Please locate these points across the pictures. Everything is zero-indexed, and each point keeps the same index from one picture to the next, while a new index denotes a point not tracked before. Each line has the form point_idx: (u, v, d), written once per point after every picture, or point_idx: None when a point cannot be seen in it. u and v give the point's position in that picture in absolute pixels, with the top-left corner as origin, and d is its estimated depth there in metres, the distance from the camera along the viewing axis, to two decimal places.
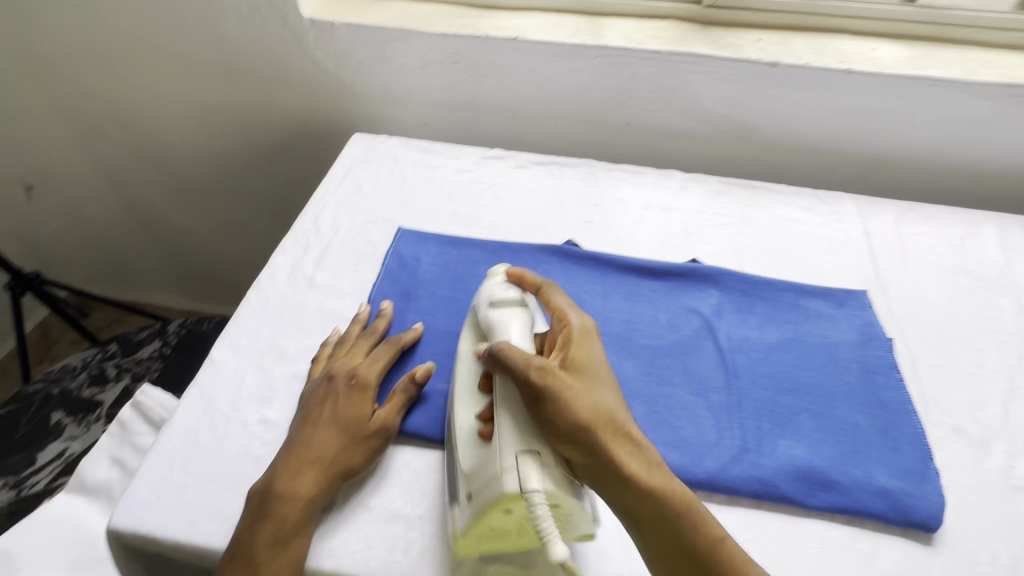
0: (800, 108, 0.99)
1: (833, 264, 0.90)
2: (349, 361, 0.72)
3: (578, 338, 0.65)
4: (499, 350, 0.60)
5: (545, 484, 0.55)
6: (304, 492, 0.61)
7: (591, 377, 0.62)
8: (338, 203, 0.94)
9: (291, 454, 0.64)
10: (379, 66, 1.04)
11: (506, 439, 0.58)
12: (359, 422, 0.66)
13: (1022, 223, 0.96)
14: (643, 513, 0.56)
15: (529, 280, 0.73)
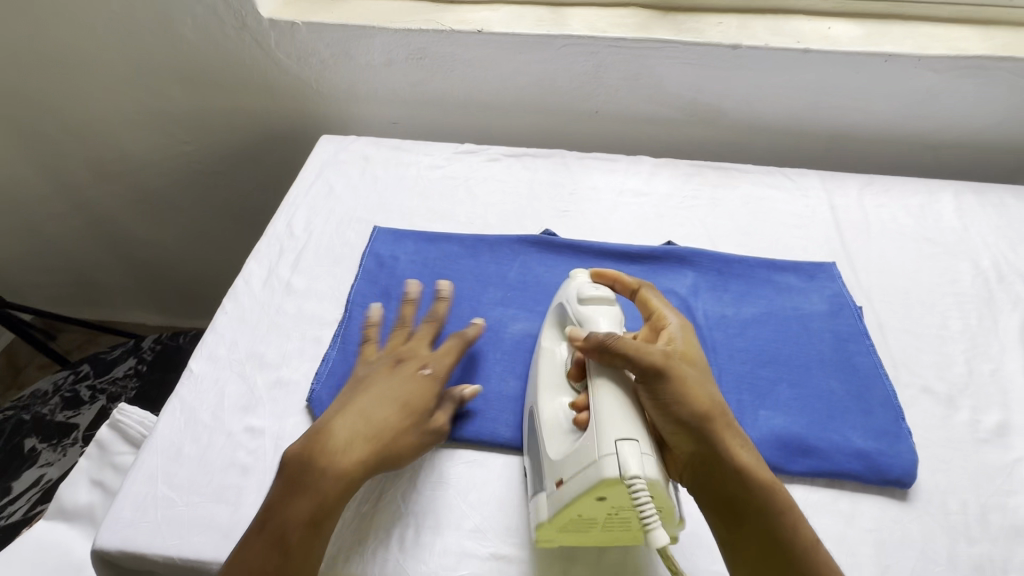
0: (759, 89, 1.09)
1: (802, 239, 0.95)
2: (417, 351, 0.70)
3: (686, 334, 0.67)
4: (610, 337, 0.59)
5: (645, 471, 0.52)
6: (348, 482, 0.59)
7: (704, 372, 0.63)
8: (312, 206, 0.97)
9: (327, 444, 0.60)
10: (346, 64, 1.14)
11: (606, 424, 0.55)
12: (415, 416, 0.64)
13: (975, 190, 1.05)
14: (737, 503, 0.57)
15: (626, 280, 0.74)
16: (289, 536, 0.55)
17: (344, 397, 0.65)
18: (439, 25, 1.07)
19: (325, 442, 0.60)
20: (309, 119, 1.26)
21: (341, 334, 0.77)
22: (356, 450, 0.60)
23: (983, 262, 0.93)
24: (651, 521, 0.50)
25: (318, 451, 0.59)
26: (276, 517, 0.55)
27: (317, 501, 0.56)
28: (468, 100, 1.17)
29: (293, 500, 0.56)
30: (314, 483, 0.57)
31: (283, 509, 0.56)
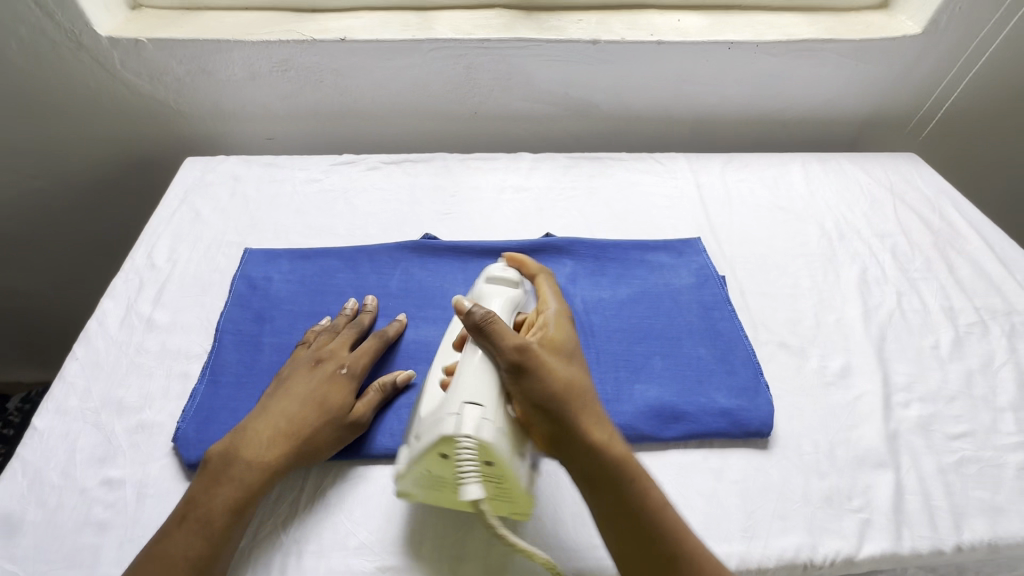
0: (624, 81, 1.15)
1: (672, 218, 1.01)
2: (340, 350, 0.71)
3: (556, 321, 0.67)
4: (488, 318, 0.60)
5: (480, 433, 0.54)
6: (233, 500, 0.58)
7: (569, 356, 0.63)
8: (176, 233, 0.91)
9: (220, 466, 0.60)
10: (205, 81, 1.08)
11: (459, 386, 0.58)
12: (340, 410, 0.66)
13: (819, 159, 1.17)
14: (599, 486, 0.56)
15: (529, 266, 0.76)
16: (204, 538, 0.55)
17: (261, 402, 0.66)
18: (299, 36, 1.04)
19: (245, 445, 0.61)
20: (176, 142, 1.18)
21: (210, 365, 0.73)
22: (278, 448, 0.62)
23: (827, 223, 1.03)
24: (469, 478, 0.54)
25: (237, 452, 0.61)
26: (192, 522, 0.56)
27: (234, 502, 0.58)
28: (343, 110, 1.15)
29: (210, 502, 0.57)
30: (231, 483, 0.59)
31: (199, 511, 0.57)
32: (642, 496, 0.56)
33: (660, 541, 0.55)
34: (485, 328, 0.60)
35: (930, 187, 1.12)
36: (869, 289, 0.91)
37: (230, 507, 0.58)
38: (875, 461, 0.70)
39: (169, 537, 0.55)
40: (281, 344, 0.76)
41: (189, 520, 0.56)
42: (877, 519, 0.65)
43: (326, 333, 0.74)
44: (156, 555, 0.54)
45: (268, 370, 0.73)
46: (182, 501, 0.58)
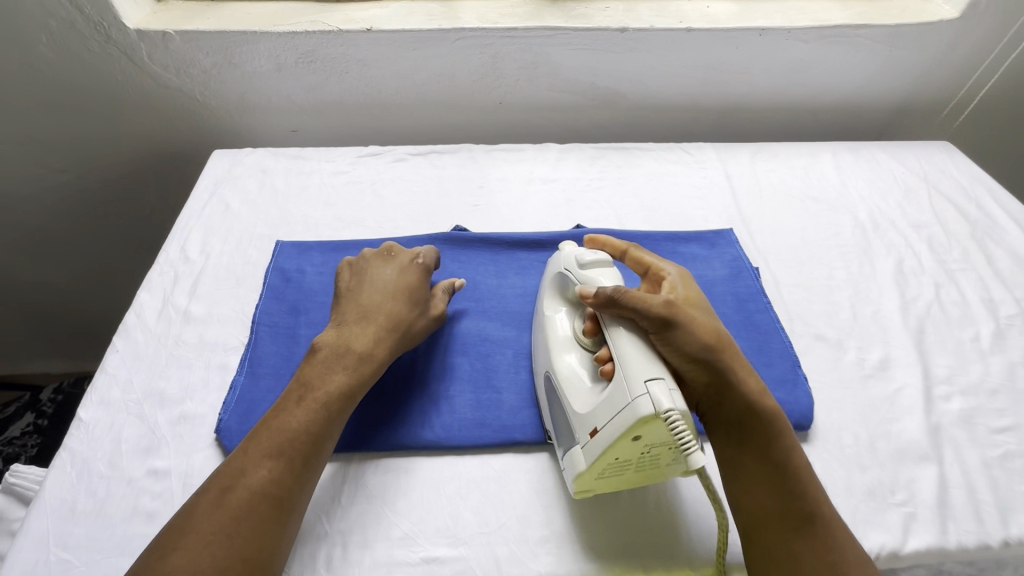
0: (651, 70, 1.14)
1: (702, 208, 1.00)
2: (402, 261, 0.77)
3: (681, 282, 0.73)
4: (619, 291, 0.62)
5: (677, 403, 0.55)
6: (344, 381, 0.65)
7: (704, 312, 0.68)
8: (208, 226, 0.91)
9: (330, 354, 0.66)
10: (230, 73, 1.08)
11: (633, 367, 0.58)
12: (422, 299, 0.74)
13: (849, 148, 1.15)
14: (745, 435, 0.62)
15: (614, 244, 0.78)
16: (321, 415, 0.62)
17: (346, 306, 0.71)
18: (325, 26, 1.03)
19: (350, 341, 0.67)
20: (202, 135, 1.19)
21: (249, 356, 0.73)
22: (379, 345, 0.68)
23: (860, 213, 1.01)
24: (692, 447, 0.54)
25: (345, 347, 0.67)
26: (312, 401, 0.62)
27: (346, 388, 0.64)
28: (368, 101, 1.14)
29: (327, 385, 0.64)
30: (344, 369, 0.65)
31: (318, 391, 0.63)
32: (788, 450, 0.62)
33: (802, 495, 0.60)
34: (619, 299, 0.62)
35: (965, 176, 1.09)
36: (906, 280, 0.90)
37: (342, 394, 0.64)
38: (918, 454, 0.69)
39: (292, 412, 0.61)
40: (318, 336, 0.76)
41: (309, 400, 0.62)
42: (922, 513, 0.65)
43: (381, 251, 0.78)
44: (280, 424, 0.60)
45: None
46: (296, 382, 0.64)
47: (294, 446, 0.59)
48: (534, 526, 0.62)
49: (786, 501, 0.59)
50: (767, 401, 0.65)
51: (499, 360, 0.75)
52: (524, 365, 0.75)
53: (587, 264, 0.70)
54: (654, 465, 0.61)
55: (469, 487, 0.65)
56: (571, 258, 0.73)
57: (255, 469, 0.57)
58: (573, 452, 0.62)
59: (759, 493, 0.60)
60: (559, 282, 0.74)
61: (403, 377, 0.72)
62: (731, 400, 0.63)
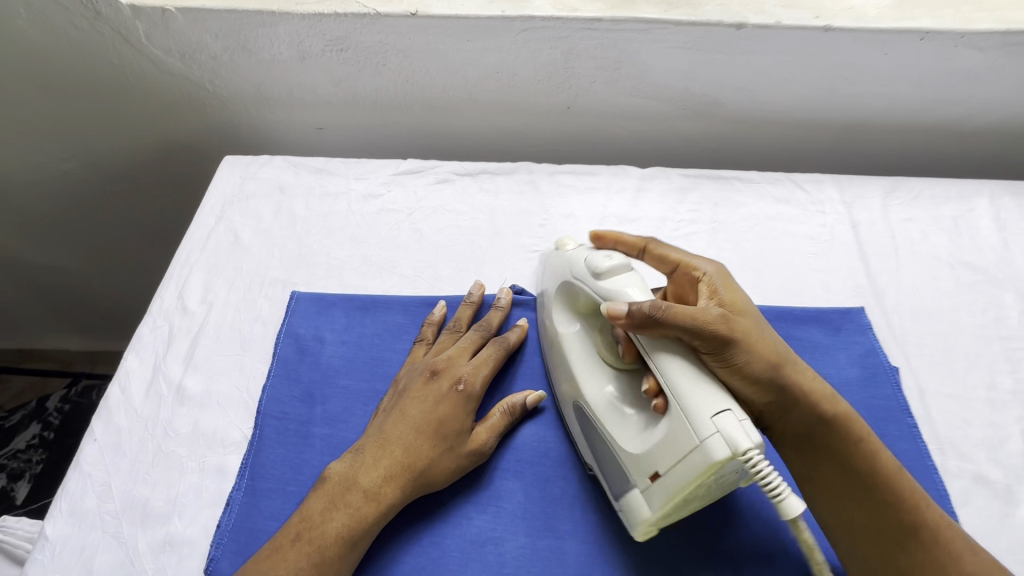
0: (765, 77, 0.89)
1: (820, 272, 0.79)
2: (458, 359, 0.62)
3: (723, 282, 0.57)
4: (659, 305, 0.50)
5: (755, 437, 0.45)
6: (339, 532, 0.51)
7: (756, 317, 0.55)
8: (212, 264, 0.76)
9: (331, 487, 0.54)
10: (244, 61, 0.89)
11: (694, 400, 0.47)
12: (456, 435, 0.57)
13: (1013, 191, 0.90)
14: (819, 448, 0.54)
15: (629, 241, 0.64)
16: (315, 563, 0.49)
17: (378, 416, 0.59)
18: (360, 7, 0.82)
19: (363, 466, 0.55)
20: (214, 130, 1.01)
21: (250, 462, 0.59)
22: (394, 481, 0.54)
23: None
24: (783, 491, 0.45)
25: (356, 475, 0.54)
26: (307, 542, 0.50)
27: (348, 531, 0.51)
28: (408, 100, 0.94)
29: (323, 529, 0.51)
30: (346, 509, 0.52)
31: (313, 532, 0.51)
32: (872, 458, 0.52)
33: (899, 508, 0.51)
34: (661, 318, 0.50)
35: None
36: None
37: (343, 537, 0.51)
38: None
39: (283, 554, 0.50)
40: (336, 437, 0.61)
41: (302, 542, 0.50)
42: None
43: (448, 336, 0.65)
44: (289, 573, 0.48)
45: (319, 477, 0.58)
46: (294, 515, 0.53)
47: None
48: None
49: (877, 516, 0.51)
50: (841, 402, 0.54)
51: (562, 488, 0.59)
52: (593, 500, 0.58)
53: (602, 273, 0.58)
54: (720, 493, 0.52)
55: None
56: (581, 263, 0.61)
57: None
58: (631, 497, 0.52)
59: (847, 510, 0.53)
60: (565, 290, 0.63)
61: (438, 509, 0.57)
62: (802, 415, 0.53)
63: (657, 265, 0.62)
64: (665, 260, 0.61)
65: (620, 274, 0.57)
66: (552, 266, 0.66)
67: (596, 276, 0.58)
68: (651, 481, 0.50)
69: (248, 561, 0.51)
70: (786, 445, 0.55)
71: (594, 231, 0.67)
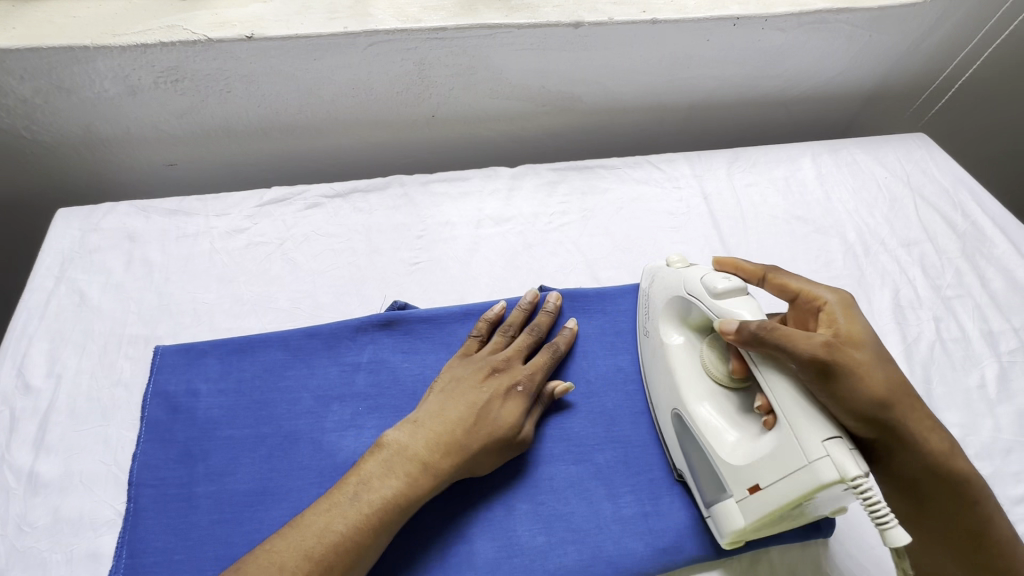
0: (611, 68, 0.95)
1: (681, 243, 0.87)
2: (519, 361, 0.65)
3: (843, 313, 0.56)
4: (766, 325, 0.53)
5: (865, 468, 0.47)
6: (391, 499, 0.54)
7: (875, 353, 0.54)
8: (55, 331, 0.68)
9: (393, 456, 0.56)
10: (64, 101, 0.80)
11: (802, 421, 0.49)
12: (513, 428, 0.60)
13: (830, 150, 1.03)
14: (927, 493, 0.55)
15: (749, 268, 0.65)
16: (371, 524, 0.53)
17: (432, 394, 0.63)
18: (188, 33, 0.76)
19: (419, 437, 0.58)
20: (41, 178, 0.90)
21: (126, 540, 0.54)
22: (451, 455, 0.57)
23: (849, 234, 0.91)
24: (889, 520, 0.45)
25: (415, 447, 0.57)
26: (366, 503, 0.53)
27: (401, 499, 0.54)
28: (264, 125, 0.90)
29: (377, 492, 0.54)
30: (405, 479, 0.55)
31: (373, 494, 0.54)
32: (981, 513, 0.54)
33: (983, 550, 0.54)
34: (766, 339, 0.52)
35: (947, 177, 1.01)
36: (906, 317, 0.81)
37: (399, 502, 0.54)
38: None
39: (339, 509, 0.53)
40: (223, 493, 0.58)
41: (361, 501, 0.53)
42: None
43: (500, 330, 0.68)
44: (314, 521, 0.52)
45: (209, 538, 0.55)
46: (352, 475, 0.55)
47: (324, 556, 0.50)
48: None
49: (962, 555, 0.54)
50: (951, 446, 0.54)
51: (464, 496, 0.60)
52: (496, 498, 0.60)
53: (719, 292, 0.59)
54: (810, 516, 0.54)
55: None
56: (697, 281, 0.62)
57: (288, 567, 0.49)
58: (729, 511, 0.55)
59: (933, 546, 0.56)
60: (676, 303, 0.65)
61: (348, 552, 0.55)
62: (913, 459, 0.53)
63: (777, 293, 0.62)
64: (783, 289, 0.62)
65: (735, 296, 0.58)
66: (664, 282, 0.67)
67: (712, 294, 0.59)
68: (750, 493, 0.53)
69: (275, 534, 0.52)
70: (888, 480, 0.56)
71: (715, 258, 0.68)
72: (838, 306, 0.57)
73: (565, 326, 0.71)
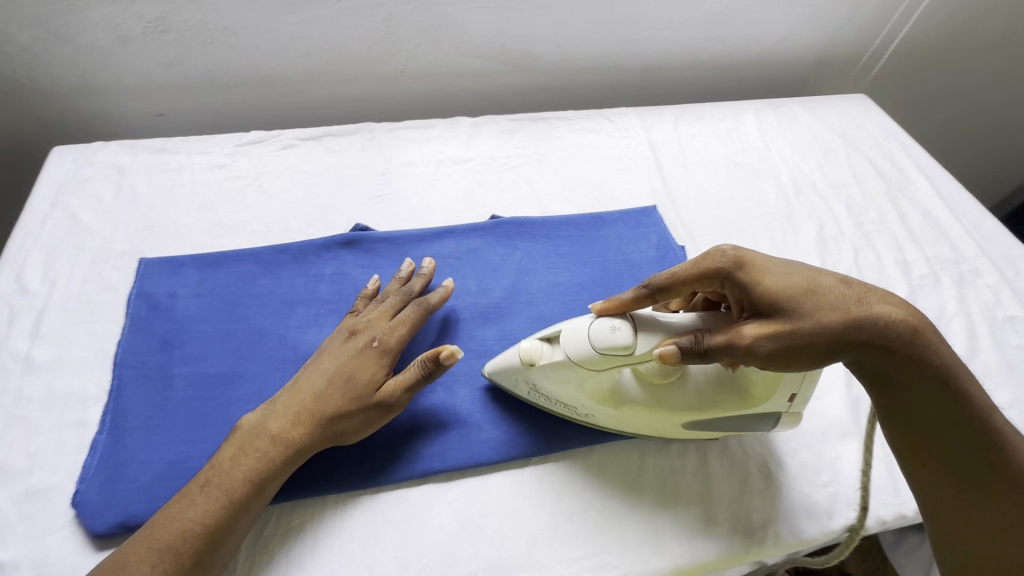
0: (566, 28, 1.03)
1: (626, 183, 0.95)
2: (379, 321, 0.66)
3: (743, 265, 0.54)
4: (699, 340, 0.52)
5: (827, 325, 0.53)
6: (244, 478, 0.55)
7: (813, 286, 0.52)
8: (50, 245, 0.76)
9: (236, 446, 0.57)
10: (60, 49, 0.88)
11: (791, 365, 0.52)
12: (367, 386, 0.61)
13: (772, 107, 1.11)
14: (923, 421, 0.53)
15: (625, 300, 0.59)
16: (224, 504, 0.54)
17: (298, 372, 0.64)
18: None
19: (272, 414, 0.59)
20: (39, 124, 0.98)
21: (111, 409, 0.62)
22: (301, 427, 0.59)
23: (783, 178, 0.99)
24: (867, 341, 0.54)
25: (264, 423, 0.59)
26: (213, 487, 0.54)
27: (255, 475, 0.56)
28: (245, 77, 0.98)
29: (231, 471, 0.55)
30: (255, 456, 0.57)
31: (221, 476, 0.55)
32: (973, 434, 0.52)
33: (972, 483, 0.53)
34: (706, 351, 0.52)
35: (880, 131, 1.09)
36: (828, 248, 0.89)
37: (253, 479, 0.56)
38: (841, 431, 0.70)
39: (189, 499, 0.54)
40: (197, 375, 0.66)
41: (211, 486, 0.54)
42: (843, 491, 0.65)
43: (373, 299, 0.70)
44: (183, 506, 0.53)
45: (182, 409, 0.63)
46: (205, 464, 0.57)
47: (179, 543, 0.51)
48: (454, 552, 0.58)
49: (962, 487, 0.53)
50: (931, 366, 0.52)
51: None
52: (439, 383, 0.68)
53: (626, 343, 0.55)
54: None
55: (386, 529, 0.59)
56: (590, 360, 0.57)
57: (159, 544, 0.51)
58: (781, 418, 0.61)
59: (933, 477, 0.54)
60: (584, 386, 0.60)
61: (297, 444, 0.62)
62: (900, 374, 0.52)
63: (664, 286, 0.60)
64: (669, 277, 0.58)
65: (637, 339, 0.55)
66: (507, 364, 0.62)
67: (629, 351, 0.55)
68: (783, 400, 0.58)
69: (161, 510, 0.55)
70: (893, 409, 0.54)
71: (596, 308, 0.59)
72: (739, 269, 0.54)
73: (442, 285, 0.71)
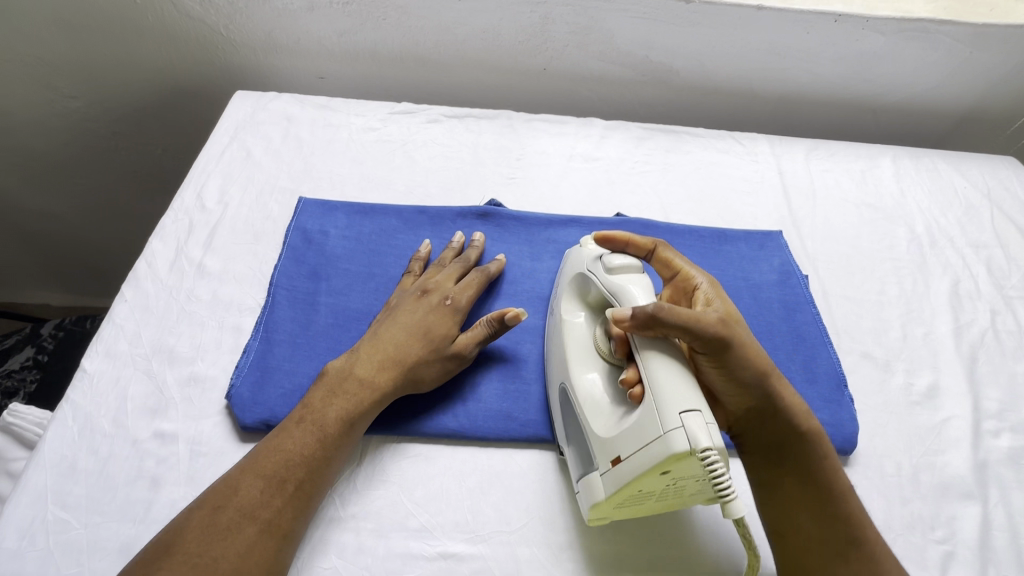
0: (711, 48, 1.05)
1: (751, 205, 0.95)
2: (446, 283, 0.70)
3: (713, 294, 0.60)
4: (659, 307, 0.51)
5: (716, 441, 0.47)
6: (337, 418, 0.58)
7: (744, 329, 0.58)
8: (227, 173, 0.86)
9: (325, 386, 0.60)
10: (258, 8, 1.00)
11: (666, 395, 0.49)
12: (445, 338, 0.64)
13: (912, 155, 1.07)
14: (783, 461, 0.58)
15: (639, 242, 0.65)
16: (319, 440, 0.57)
17: (372, 326, 0.67)
18: None
19: (358, 360, 0.62)
20: (222, 72, 1.10)
21: (264, 322, 0.69)
22: (387, 372, 0.62)
23: (917, 226, 0.96)
24: (730, 494, 0.48)
25: (352, 368, 0.61)
26: (310, 423, 0.57)
27: (346, 415, 0.58)
28: (403, 54, 1.06)
29: (325, 410, 0.58)
30: (344, 398, 0.59)
31: (316, 415, 0.58)
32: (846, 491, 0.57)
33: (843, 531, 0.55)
34: (657, 318, 0.51)
35: None
36: (962, 305, 0.85)
37: (343, 420, 0.58)
38: (960, 491, 0.67)
39: (287, 433, 0.57)
40: (339, 306, 0.72)
41: (306, 422, 0.57)
42: (960, 552, 0.62)
43: (433, 267, 0.73)
44: (278, 438, 0.56)
45: (323, 333, 0.69)
46: (298, 404, 0.60)
47: (285, 472, 0.54)
48: (555, 519, 0.59)
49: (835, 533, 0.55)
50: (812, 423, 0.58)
51: (529, 349, 0.70)
52: None
53: (614, 268, 0.61)
54: (680, 495, 0.54)
55: (493, 482, 0.61)
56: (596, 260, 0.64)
57: (266, 470, 0.54)
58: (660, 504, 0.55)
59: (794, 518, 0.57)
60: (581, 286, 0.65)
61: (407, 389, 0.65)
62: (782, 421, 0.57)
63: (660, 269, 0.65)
64: (667, 266, 0.64)
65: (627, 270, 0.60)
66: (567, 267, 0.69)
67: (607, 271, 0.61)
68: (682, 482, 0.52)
69: (269, 436, 0.58)
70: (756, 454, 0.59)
71: (599, 234, 0.67)
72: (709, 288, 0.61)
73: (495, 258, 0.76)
